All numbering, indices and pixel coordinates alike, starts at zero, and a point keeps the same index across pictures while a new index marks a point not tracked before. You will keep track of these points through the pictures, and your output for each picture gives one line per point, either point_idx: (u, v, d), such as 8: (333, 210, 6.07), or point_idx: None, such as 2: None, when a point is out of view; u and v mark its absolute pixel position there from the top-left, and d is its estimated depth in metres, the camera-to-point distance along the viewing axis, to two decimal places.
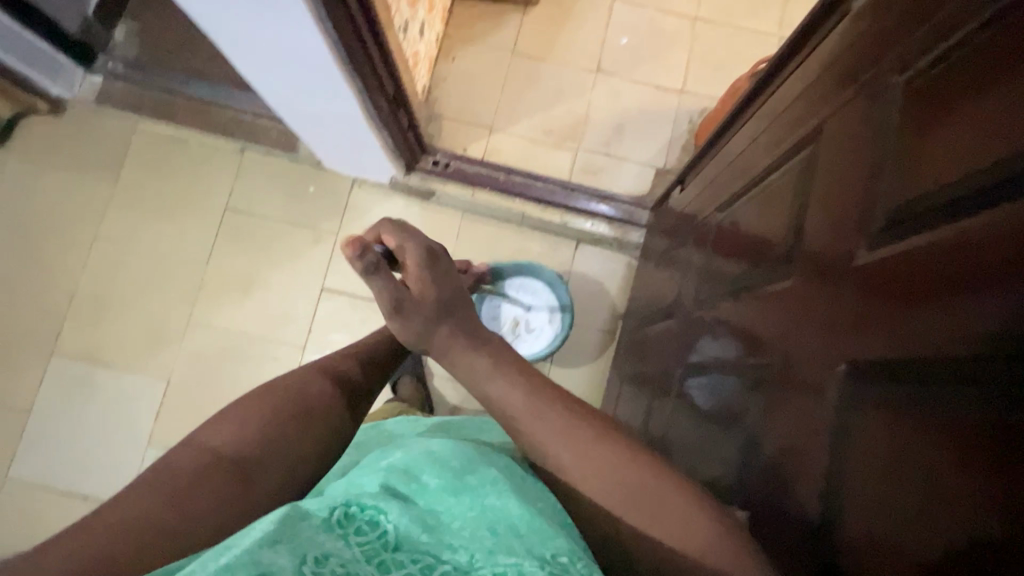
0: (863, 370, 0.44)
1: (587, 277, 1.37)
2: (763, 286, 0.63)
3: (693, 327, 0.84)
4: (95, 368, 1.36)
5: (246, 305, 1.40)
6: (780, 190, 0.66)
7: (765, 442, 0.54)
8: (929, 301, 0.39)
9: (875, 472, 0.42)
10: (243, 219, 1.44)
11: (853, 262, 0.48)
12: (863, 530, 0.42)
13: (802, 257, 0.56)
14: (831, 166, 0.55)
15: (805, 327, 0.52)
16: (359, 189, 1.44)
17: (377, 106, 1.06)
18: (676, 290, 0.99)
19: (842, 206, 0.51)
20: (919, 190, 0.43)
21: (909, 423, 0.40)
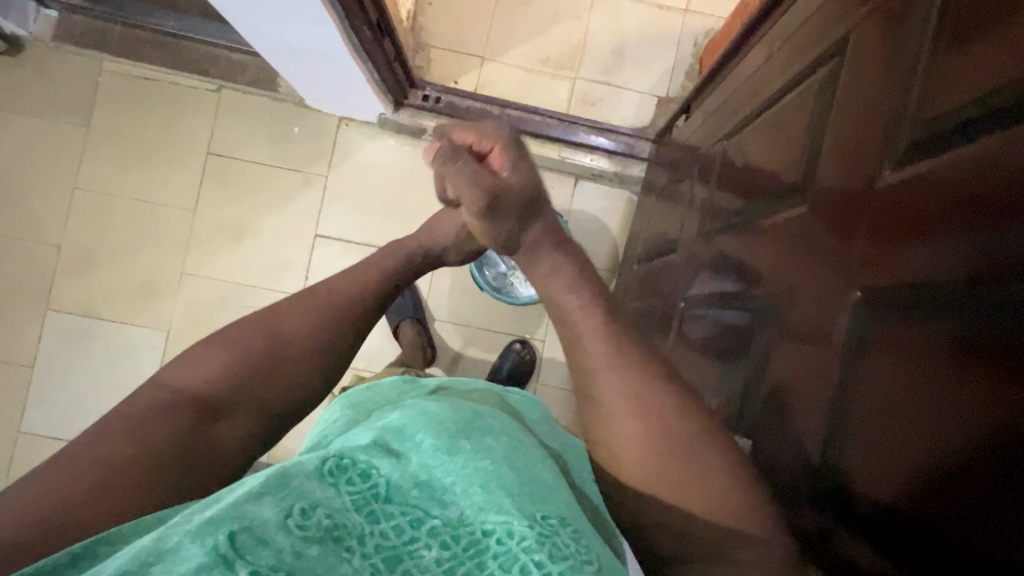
0: (879, 296, 0.43)
1: (587, 215, 1.34)
2: (775, 218, 0.61)
3: (698, 262, 0.82)
4: (92, 322, 1.36)
5: (238, 253, 1.37)
6: (796, 115, 0.62)
7: (769, 370, 0.54)
8: (957, 219, 0.37)
9: (877, 399, 0.41)
10: (227, 164, 1.38)
11: (875, 184, 0.45)
12: (860, 456, 0.42)
13: (817, 183, 0.54)
14: (862, 81, 0.50)
15: (820, 254, 0.50)
16: (345, 129, 1.37)
17: (360, 34, 0.98)
18: (679, 225, 0.97)
19: (866, 127, 0.48)
20: (950, 106, 0.40)
21: (915, 356, 0.39)
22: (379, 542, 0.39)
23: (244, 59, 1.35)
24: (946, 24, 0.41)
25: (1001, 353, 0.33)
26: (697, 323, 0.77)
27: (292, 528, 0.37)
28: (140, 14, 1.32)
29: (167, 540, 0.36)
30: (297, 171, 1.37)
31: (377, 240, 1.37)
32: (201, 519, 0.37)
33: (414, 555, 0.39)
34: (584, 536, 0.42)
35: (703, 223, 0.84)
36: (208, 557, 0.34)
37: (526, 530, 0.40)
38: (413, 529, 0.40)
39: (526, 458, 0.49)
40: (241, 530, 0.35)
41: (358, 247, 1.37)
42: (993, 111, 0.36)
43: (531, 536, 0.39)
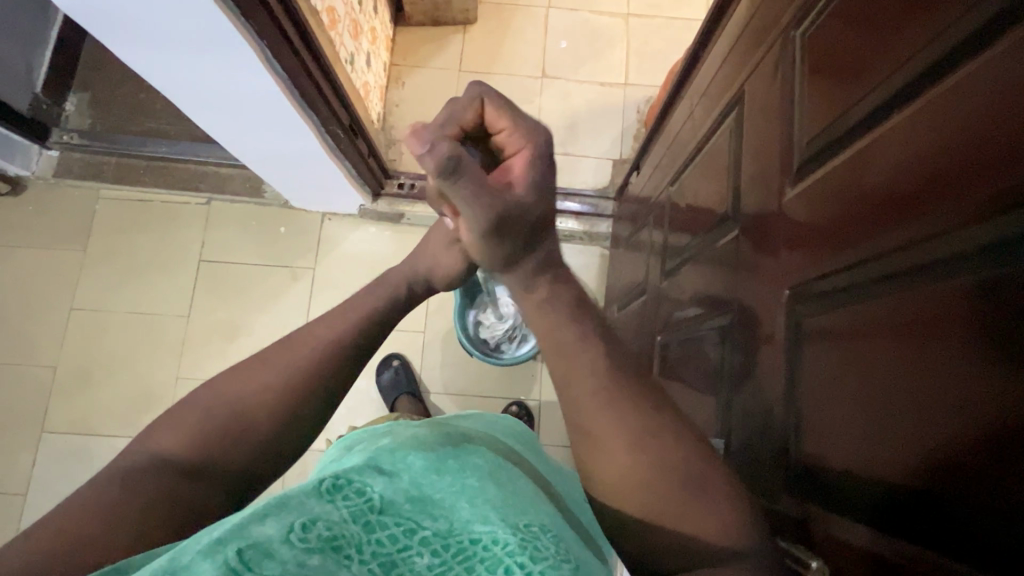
0: (810, 289, 0.47)
1: None
2: (718, 245, 0.67)
3: (668, 299, 0.87)
4: (88, 438, 1.35)
5: (232, 351, 1.40)
6: (722, 156, 0.70)
7: (740, 385, 0.58)
8: (862, 195, 0.42)
9: (827, 381, 0.44)
10: (219, 267, 1.45)
11: (784, 198, 0.52)
12: (826, 438, 0.44)
13: (742, 207, 0.61)
14: (762, 123, 0.59)
15: (757, 264, 0.56)
16: (329, 223, 1.47)
17: (336, 136, 1.09)
18: (646, 267, 1.03)
19: (767, 157, 0.56)
20: (833, 112, 0.47)
21: (848, 334, 0.43)
22: (375, 550, 0.40)
23: (229, 172, 1.46)
24: (815, 59, 0.50)
25: (911, 312, 0.37)
26: (676, 354, 0.80)
27: (296, 542, 0.38)
28: (134, 145, 1.44)
29: (177, 561, 0.36)
30: (286, 267, 1.44)
31: None
32: (211, 538, 0.37)
33: (408, 561, 0.40)
34: (563, 544, 0.45)
35: (666, 262, 0.90)
36: (219, 572, 0.34)
37: (510, 536, 0.43)
38: (406, 538, 0.42)
39: (509, 478, 0.53)
40: (248, 548, 0.36)
41: None
42: (864, 106, 0.43)
43: (514, 541, 0.42)
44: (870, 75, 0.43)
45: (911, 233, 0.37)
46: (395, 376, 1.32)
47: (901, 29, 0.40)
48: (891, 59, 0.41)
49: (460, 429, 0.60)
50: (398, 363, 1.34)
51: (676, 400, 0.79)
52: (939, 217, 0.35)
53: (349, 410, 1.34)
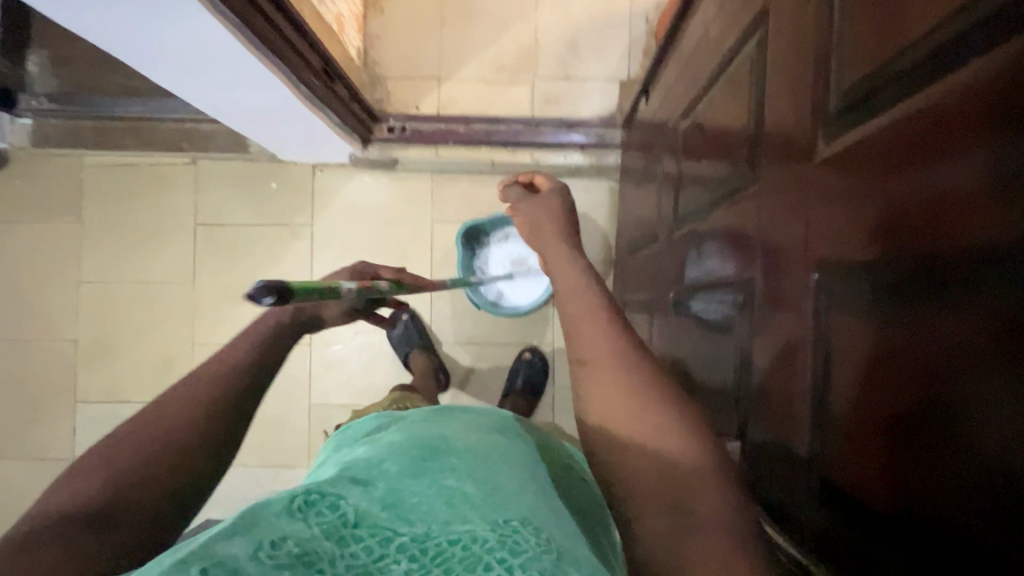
0: (840, 274, 0.42)
1: (572, 212, 1.33)
2: (736, 206, 0.60)
3: (682, 246, 0.80)
4: (120, 405, 1.40)
5: (243, 314, 1.39)
6: (744, 93, 0.60)
7: (758, 361, 0.54)
8: (877, 194, 0.38)
9: (856, 380, 0.40)
10: (216, 229, 1.41)
11: (814, 159, 0.45)
12: (851, 439, 0.41)
13: (765, 160, 0.53)
14: (780, 76, 0.51)
15: (781, 234, 0.49)
16: (322, 174, 1.39)
17: (309, 83, 0.99)
18: (658, 207, 0.95)
19: (795, 102, 0.48)
20: (852, 90, 0.41)
21: (886, 332, 0.38)
22: (349, 562, 0.39)
23: (210, 128, 1.37)
24: (834, 16, 0.43)
25: (963, 324, 0.32)
26: (692, 307, 0.75)
27: (264, 559, 0.37)
28: (104, 103, 1.34)
29: None
30: (284, 226, 1.39)
31: None
32: (176, 559, 0.37)
33: (385, 569, 0.39)
34: (547, 534, 0.43)
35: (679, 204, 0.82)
36: None
37: (488, 534, 0.41)
38: (381, 547, 0.41)
39: (493, 472, 0.51)
40: (213, 566, 0.36)
41: None
42: (886, 89, 0.38)
43: (493, 538, 0.41)
44: (896, 47, 0.37)
45: (969, 229, 0.31)
46: (406, 330, 1.30)
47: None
48: (919, 28, 0.35)
49: (442, 430, 0.59)
50: (408, 317, 1.32)
51: (693, 357, 0.75)
52: (957, 233, 0.32)
53: (366, 365, 1.36)
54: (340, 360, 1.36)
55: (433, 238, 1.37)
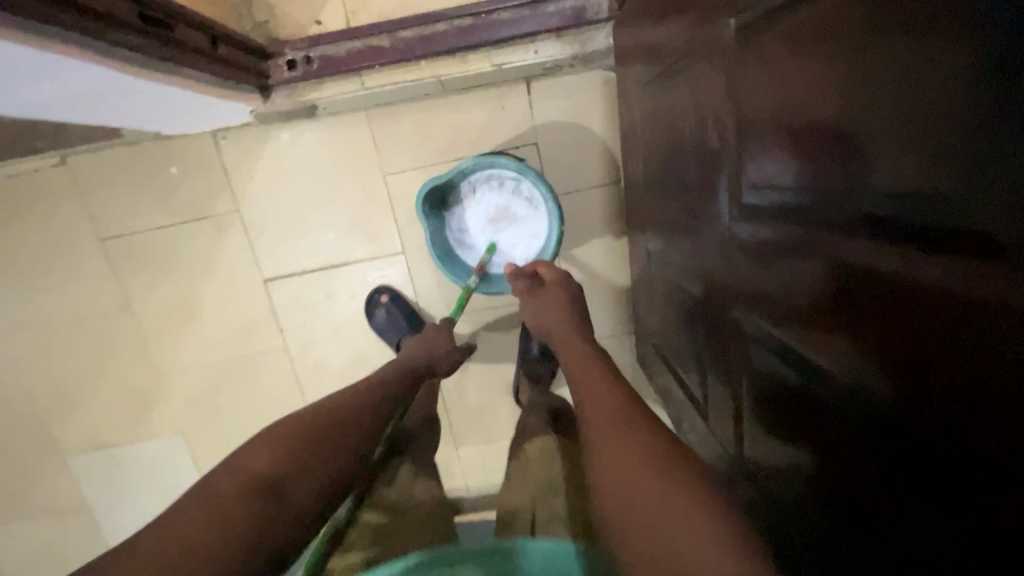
0: (901, 347, 0.35)
1: (557, 125, 1.02)
2: (771, 229, 0.47)
3: (728, 204, 0.55)
4: (107, 451, 1.26)
5: (199, 331, 1.18)
6: (789, 63, 0.41)
7: (800, 392, 0.47)
8: (930, 319, 0.32)
9: (910, 466, 0.35)
10: (128, 239, 1.13)
11: (880, 192, 0.34)
12: (908, 521, 0.37)
13: (807, 160, 0.41)
14: (802, 116, 0.41)
15: (828, 265, 0.41)
16: (227, 143, 1.07)
17: (139, 45, 0.66)
18: (676, 129, 0.67)
19: (850, 97, 0.35)
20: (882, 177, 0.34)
21: (952, 437, 0.32)
22: None
23: None
24: (851, 75, 0.35)
25: None
26: (745, 300, 0.55)
27: None
28: None
29: None
30: (206, 219, 1.11)
31: (333, 259, 1.12)
32: None
33: None
34: None
35: (718, 137, 0.54)
36: None
37: None
38: None
39: None
40: None
41: (316, 273, 1.13)
42: (937, 158, 0.30)
43: None
44: (949, 102, 0.28)
45: None
46: (391, 315, 1.08)
47: (975, 83, 0.27)
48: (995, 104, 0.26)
49: None
50: (388, 299, 1.10)
51: (747, 371, 0.58)
52: None
53: (356, 358, 1.17)
54: (326, 358, 1.18)
55: (390, 195, 1.08)
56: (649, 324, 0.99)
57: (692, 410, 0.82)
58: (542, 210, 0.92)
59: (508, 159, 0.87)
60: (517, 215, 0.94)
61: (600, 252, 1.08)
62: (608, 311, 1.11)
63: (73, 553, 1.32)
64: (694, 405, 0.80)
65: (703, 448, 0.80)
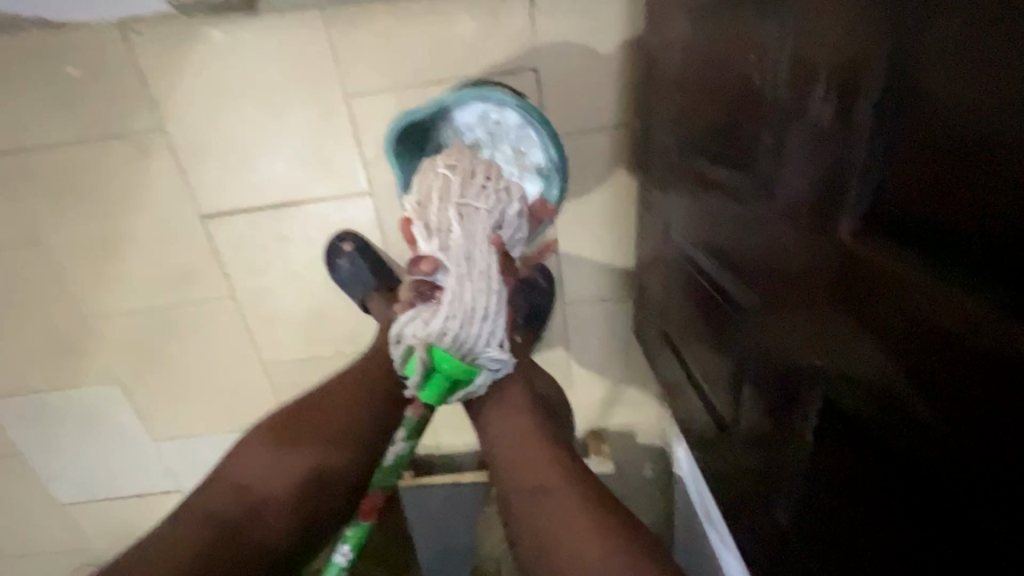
0: (941, 404, 0.32)
1: (565, 47, 0.83)
2: (812, 237, 0.42)
3: (792, 187, 0.44)
4: (31, 398, 1.11)
5: (127, 271, 1.00)
6: (934, 25, 0.31)
7: (812, 412, 0.45)
8: (1001, 383, 0.28)
9: (932, 511, 0.35)
10: (22, 156, 0.91)
11: (969, 233, 0.30)
12: (912, 554, 0.37)
13: (883, 171, 0.35)
14: (920, 102, 0.32)
15: (869, 296, 0.37)
16: (141, 40, 0.83)
17: None
18: (740, 75, 0.51)
19: (969, 113, 0.29)
20: (997, 211, 0.28)
21: (980, 504, 0.31)
22: None
23: None
24: (1010, 79, 0.27)
25: None
26: (793, 311, 0.46)
27: None
28: None
29: None
30: (122, 136, 0.90)
31: (286, 198, 0.94)
32: None
33: None
34: None
35: (814, 100, 0.41)
36: None
37: None
38: None
39: None
40: None
41: (266, 213, 0.95)
42: None
43: None
44: None
45: None
46: (354, 266, 0.92)
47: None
48: None
49: None
50: (352, 247, 0.93)
51: (765, 379, 0.52)
52: None
53: (318, 310, 1.04)
54: (281, 308, 1.04)
55: (354, 121, 0.88)
56: (653, 296, 0.88)
57: (696, 402, 0.75)
58: (531, 146, 0.78)
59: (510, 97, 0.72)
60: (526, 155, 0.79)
61: (603, 207, 0.94)
62: (603, 273, 1.00)
63: (10, 496, 1.23)
64: (699, 398, 0.73)
65: (703, 442, 0.73)
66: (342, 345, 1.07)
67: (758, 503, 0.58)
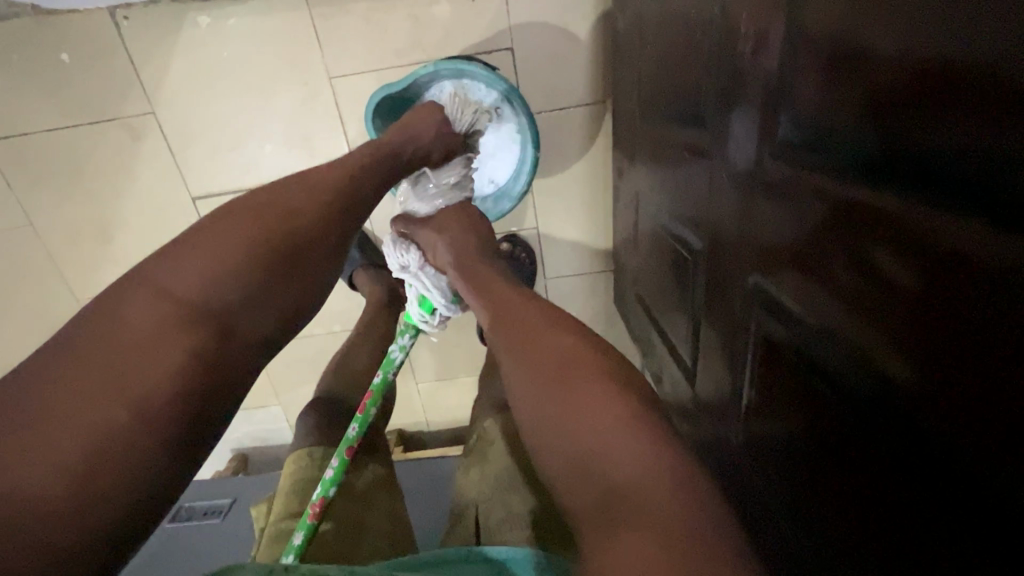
0: (870, 319, 0.36)
1: (540, 28, 0.86)
2: (761, 182, 0.46)
3: (752, 148, 0.47)
4: None
5: (120, 252, 1.03)
6: None
7: (770, 351, 0.48)
8: (915, 287, 0.32)
9: (863, 427, 0.38)
10: (18, 140, 0.94)
11: (880, 159, 0.34)
12: (850, 472, 0.40)
13: (810, 117, 0.39)
14: (828, 54, 0.37)
15: (810, 230, 0.40)
16: (129, 25, 0.87)
17: None
18: (696, 35, 0.55)
19: (866, 57, 0.33)
20: (898, 136, 0.32)
21: (903, 406, 0.34)
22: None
23: None
24: (898, 19, 0.31)
25: (993, 438, 0.28)
26: (748, 254, 0.50)
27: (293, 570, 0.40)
28: None
29: None
30: (114, 120, 0.93)
31: (274, 178, 0.97)
32: None
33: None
34: None
35: (762, 67, 0.44)
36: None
37: None
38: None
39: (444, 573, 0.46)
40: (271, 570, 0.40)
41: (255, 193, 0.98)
42: (940, 131, 0.29)
43: None
44: (964, 66, 0.27)
45: None
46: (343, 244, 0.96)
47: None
48: (1005, 79, 0.25)
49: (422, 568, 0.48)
50: None
51: (729, 324, 0.56)
52: (995, 355, 0.27)
53: None
54: None
55: (338, 102, 0.92)
56: (629, 267, 0.92)
57: (668, 362, 0.78)
58: (509, 144, 0.84)
59: (510, 87, 0.77)
60: (505, 150, 0.85)
61: (581, 183, 0.98)
62: (583, 248, 1.03)
63: None
64: (672, 356, 0.76)
65: (675, 398, 0.77)
66: (332, 324, 1.10)
67: (722, 445, 0.61)
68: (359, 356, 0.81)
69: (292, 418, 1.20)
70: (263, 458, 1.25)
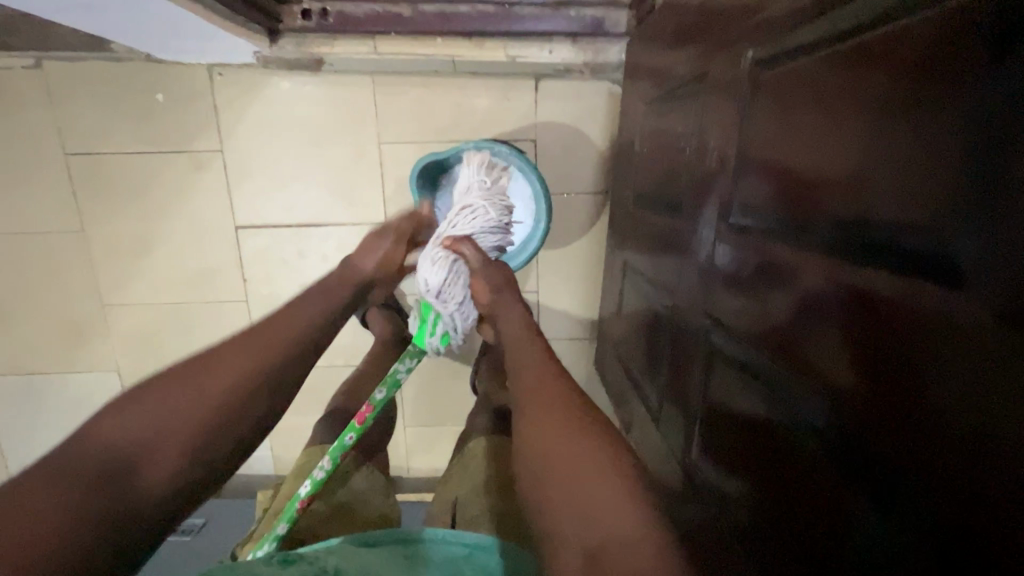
0: (793, 372, 0.46)
1: (558, 127, 1.05)
2: (722, 263, 0.58)
3: (713, 236, 0.60)
4: (31, 376, 1.17)
5: (155, 265, 1.12)
6: (772, 125, 0.50)
7: (722, 403, 0.58)
8: (821, 344, 0.42)
9: (789, 464, 0.46)
10: (96, 158, 1.07)
11: (797, 248, 0.46)
12: (778, 507, 0.48)
13: (755, 216, 0.52)
14: (766, 173, 0.51)
15: (754, 301, 0.52)
16: (220, 79, 1.04)
17: None
18: (680, 144, 0.71)
19: (790, 178, 0.47)
20: (809, 232, 0.44)
21: (816, 441, 0.43)
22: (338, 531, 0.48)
23: None
24: (807, 155, 0.45)
25: (874, 459, 0.37)
26: (711, 314, 0.61)
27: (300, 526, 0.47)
28: None
29: None
30: (185, 152, 1.07)
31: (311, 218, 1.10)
32: None
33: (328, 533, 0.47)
34: None
35: (725, 175, 0.59)
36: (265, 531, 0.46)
37: None
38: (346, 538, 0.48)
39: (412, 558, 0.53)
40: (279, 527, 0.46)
41: (291, 229, 1.10)
42: (833, 230, 0.41)
43: None
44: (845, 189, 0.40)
45: (893, 393, 0.35)
46: None
47: (947, 133, 0.32)
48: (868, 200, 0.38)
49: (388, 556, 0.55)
50: None
51: (692, 377, 0.66)
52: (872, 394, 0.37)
53: None
54: None
55: (381, 163, 1.07)
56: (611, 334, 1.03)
57: (641, 419, 0.86)
58: (524, 218, 0.97)
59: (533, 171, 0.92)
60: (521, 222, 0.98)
61: (578, 258, 1.11)
62: (574, 315, 1.14)
63: None
64: (644, 411, 0.84)
65: (644, 451, 0.84)
66: (333, 357, 1.17)
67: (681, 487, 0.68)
68: (363, 380, 0.88)
69: (275, 447, 1.22)
70: (236, 486, 1.25)
